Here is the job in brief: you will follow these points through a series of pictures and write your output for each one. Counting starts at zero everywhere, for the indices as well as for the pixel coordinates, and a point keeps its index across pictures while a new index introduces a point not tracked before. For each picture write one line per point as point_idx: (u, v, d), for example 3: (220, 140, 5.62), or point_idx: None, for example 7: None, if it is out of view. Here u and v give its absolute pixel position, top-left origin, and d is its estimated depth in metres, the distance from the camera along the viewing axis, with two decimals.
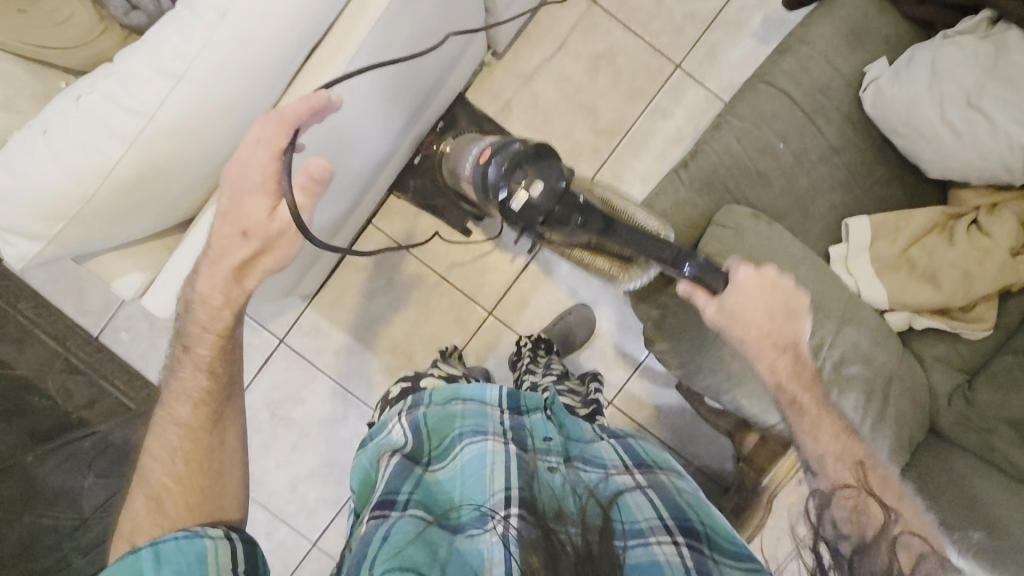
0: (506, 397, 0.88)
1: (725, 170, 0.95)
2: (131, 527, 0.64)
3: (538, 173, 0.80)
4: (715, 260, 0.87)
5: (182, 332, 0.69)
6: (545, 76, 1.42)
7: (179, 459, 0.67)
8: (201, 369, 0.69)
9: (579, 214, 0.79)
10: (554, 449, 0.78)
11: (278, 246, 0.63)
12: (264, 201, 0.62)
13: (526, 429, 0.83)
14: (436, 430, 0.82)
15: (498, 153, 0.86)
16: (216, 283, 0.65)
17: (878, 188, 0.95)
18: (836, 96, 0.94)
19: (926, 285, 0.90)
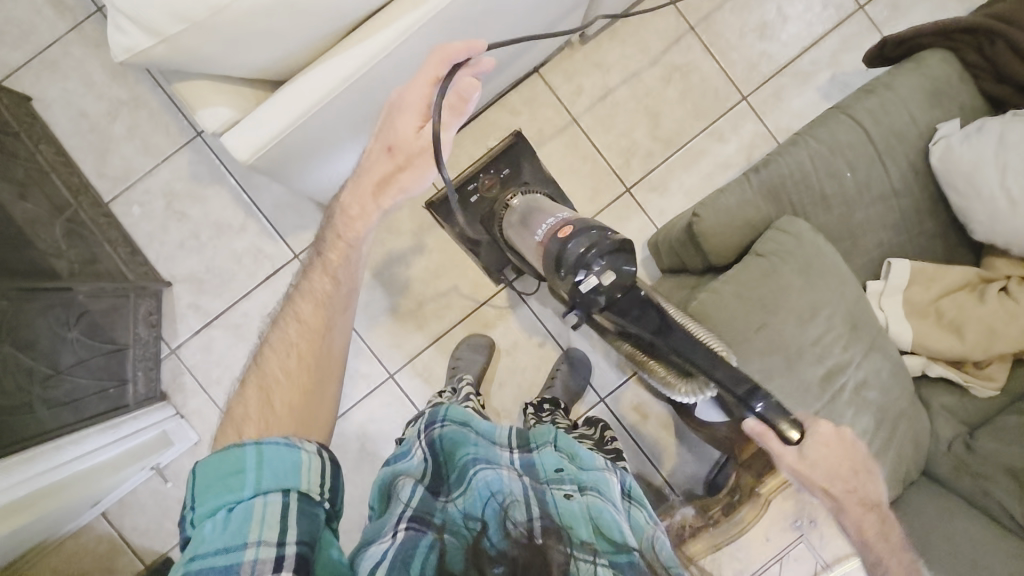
0: (515, 435, 0.86)
1: (792, 184, 0.99)
2: (243, 415, 0.66)
3: (614, 265, 0.80)
4: (772, 258, 0.89)
5: (320, 238, 0.76)
6: (621, 72, 1.47)
7: (292, 355, 0.71)
8: (327, 273, 0.75)
9: (637, 310, 0.81)
10: (568, 478, 0.76)
11: (417, 164, 0.70)
12: (414, 118, 0.69)
13: (537, 464, 0.80)
14: (452, 458, 0.78)
15: (579, 233, 0.81)
16: (359, 196, 0.72)
17: (922, 238, 1.01)
18: (907, 143, 1.00)
19: (950, 334, 0.95)
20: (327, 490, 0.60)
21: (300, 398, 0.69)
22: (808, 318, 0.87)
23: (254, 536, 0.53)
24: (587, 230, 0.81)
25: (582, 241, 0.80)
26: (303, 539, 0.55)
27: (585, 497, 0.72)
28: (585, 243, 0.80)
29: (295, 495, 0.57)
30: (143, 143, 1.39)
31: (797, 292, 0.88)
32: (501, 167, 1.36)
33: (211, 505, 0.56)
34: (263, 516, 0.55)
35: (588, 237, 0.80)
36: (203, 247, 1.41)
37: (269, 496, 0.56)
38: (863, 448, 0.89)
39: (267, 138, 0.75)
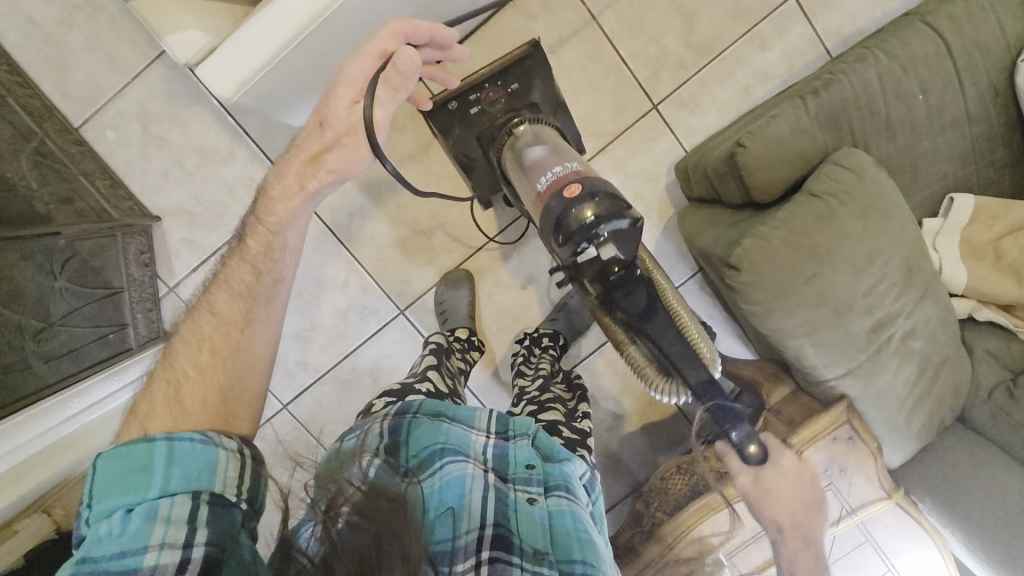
0: (495, 422, 0.74)
1: (854, 109, 0.87)
2: (148, 410, 0.63)
3: (618, 240, 0.70)
4: (830, 200, 0.80)
5: (246, 225, 0.75)
6: None
7: (205, 350, 0.68)
8: (247, 262, 0.73)
9: (630, 288, 0.74)
10: (535, 478, 0.66)
11: (347, 143, 0.68)
12: (348, 93, 0.66)
13: (509, 455, 0.70)
14: (419, 436, 0.68)
15: (583, 197, 0.71)
16: (290, 174, 0.71)
17: (990, 169, 0.91)
18: (992, 57, 0.86)
19: (1008, 279, 0.89)
20: (245, 490, 0.56)
21: (212, 396, 0.65)
22: (864, 268, 0.80)
23: (157, 536, 0.48)
24: (598, 198, 0.71)
25: (597, 209, 0.70)
26: (212, 539, 0.50)
27: (550, 500, 0.63)
28: (594, 209, 0.70)
29: (206, 498, 0.52)
30: (108, 56, 1.22)
31: (853, 241, 0.80)
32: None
33: (114, 502, 0.51)
34: (168, 516, 0.50)
35: (602, 205, 0.70)
36: (189, 178, 1.29)
37: (177, 497, 0.51)
38: (904, 397, 0.86)
39: (255, 68, 0.62)
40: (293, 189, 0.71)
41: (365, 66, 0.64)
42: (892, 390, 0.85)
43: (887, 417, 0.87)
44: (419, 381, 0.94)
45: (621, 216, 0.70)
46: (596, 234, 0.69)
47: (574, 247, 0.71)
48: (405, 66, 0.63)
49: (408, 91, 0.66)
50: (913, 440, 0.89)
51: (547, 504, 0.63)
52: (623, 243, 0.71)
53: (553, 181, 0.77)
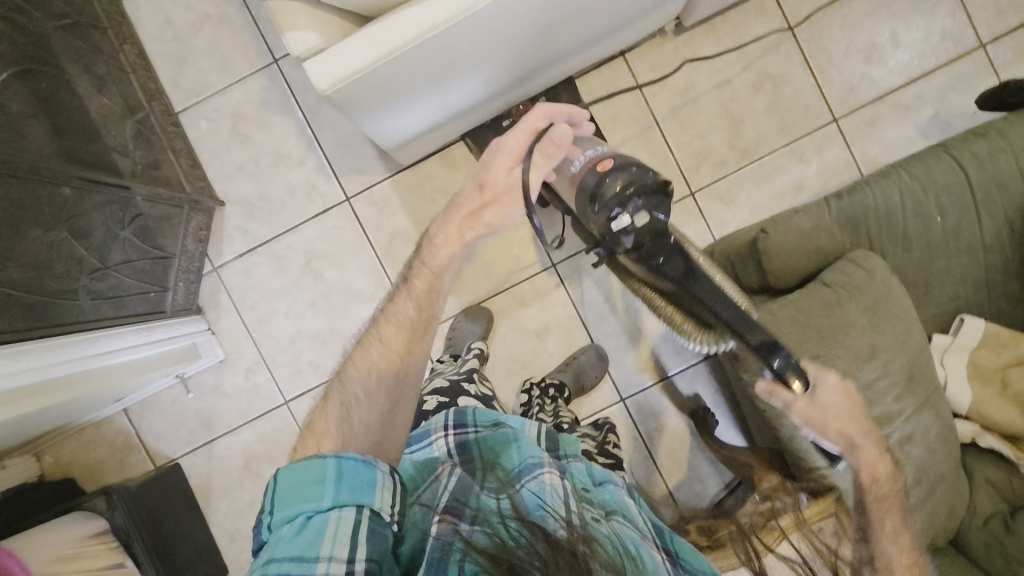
0: (545, 438, 0.80)
1: (873, 218, 0.93)
2: (324, 427, 0.67)
3: (649, 205, 0.75)
4: (838, 291, 0.85)
5: (409, 266, 0.79)
6: (710, 71, 1.40)
7: (371, 374, 0.72)
8: (412, 299, 0.76)
9: (664, 256, 0.78)
10: (599, 500, 0.66)
11: (503, 201, 0.76)
12: (505, 160, 0.75)
13: (570, 476, 0.70)
14: (489, 455, 0.71)
15: (617, 169, 0.76)
16: (453, 223, 0.76)
17: (1003, 299, 0.94)
18: (1009, 197, 0.93)
19: (1011, 408, 0.89)
20: (395, 511, 0.57)
21: (377, 425, 0.69)
22: (864, 361, 0.83)
23: (326, 550, 0.50)
24: (623, 170, 0.76)
25: (623, 171, 0.75)
26: (372, 556, 0.51)
27: (613, 522, 0.61)
28: (622, 180, 0.75)
29: (367, 512, 0.54)
30: (222, 60, 1.40)
31: (857, 332, 0.83)
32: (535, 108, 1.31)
33: (291, 511, 0.54)
34: (334, 532, 0.52)
35: (625, 167, 0.75)
36: (260, 174, 1.42)
37: (343, 509, 0.54)
38: None
39: (352, 70, 0.73)
40: (452, 239, 0.76)
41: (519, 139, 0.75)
42: None
43: None
44: (465, 380, 1.02)
45: (643, 179, 0.74)
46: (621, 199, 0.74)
47: (608, 214, 0.75)
48: (559, 138, 0.76)
49: (558, 159, 0.77)
50: None
51: (616, 526, 0.61)
52: (648, 204, 0.75)
53: (587, 163, 0.81)
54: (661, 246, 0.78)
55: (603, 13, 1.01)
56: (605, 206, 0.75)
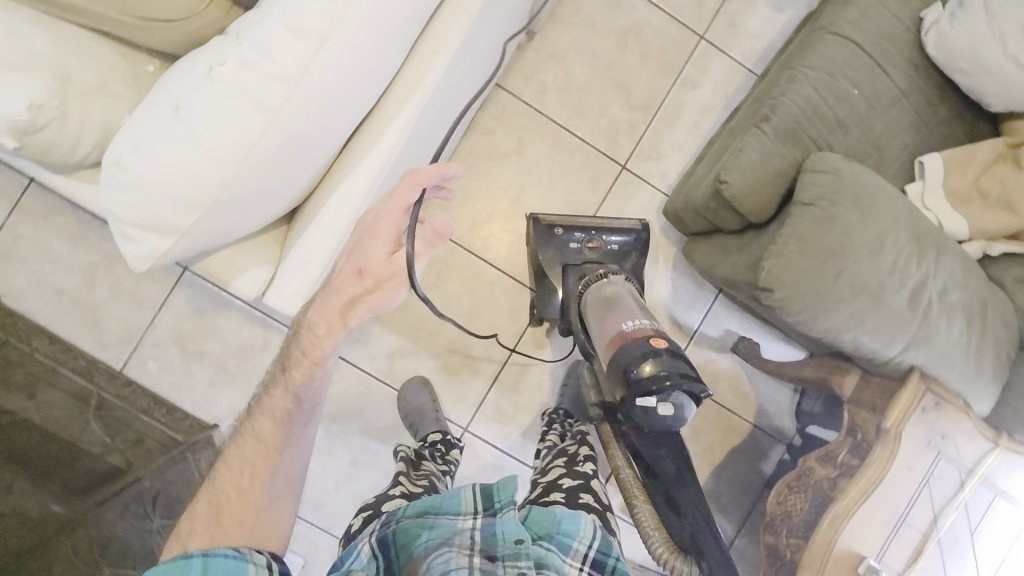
0: (481, 498, 0.69)
1: (806, 120, 0.97)
2: (190, 527, 0.66)
3: (680, 394, 0.82)
4: (823, 203, 0.89)
5: (286, 355, 0.71)
6: (576, 55, 1.42)
7: (246, 475, 0.69)
8: (289, 393, 0.71)
9: (668, 450, 0.94)
10: (525, 555, 0.63)
11: (386, 287, 0.62)
12: (384, 243, 0.61)
13: (496, 534, 0.65)
14: (409, 542, 0.65)
15: (665, 352, 0.84)
16: (324, 317, 0.65)
17: (941, 126, 1.01)
18: (898, 41, 0.99)
19: (1002, 212, 0.96)
20: None
21: (246, 518, 0.66)
22: (878, 250, 0.87)
23: None
24: (669, 357, 0.83)
25: (665, 362, 0.83)
26: None
27: None
28: (654, 366, 0.82)
29: None
30: (132, 298, 1.26)
31: (859, 228, 0.87)
32: (610, 238, 1.18)
33: None
34: None
35: (672, 361, 0.83)
36: (236, 379, 1.29)
37: None
38: (966, 350, 0.91)
39: (315, 278, 0.71)
40: (333, 330, 0.65)
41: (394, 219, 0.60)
42: (953, 347, 0.90)
43: (961, 373, 0.91)
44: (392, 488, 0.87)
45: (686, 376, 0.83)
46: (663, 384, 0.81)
47: (636, 396, 0.83)
48: (438, 229, 0.63)
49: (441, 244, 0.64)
50: (993, 385, 0.93)
51: None
52: (682, 394, 0.83)
53: (637, 329, 0.89)
54: (660, 429, 0.87)
55: (485, 67, 0.99)
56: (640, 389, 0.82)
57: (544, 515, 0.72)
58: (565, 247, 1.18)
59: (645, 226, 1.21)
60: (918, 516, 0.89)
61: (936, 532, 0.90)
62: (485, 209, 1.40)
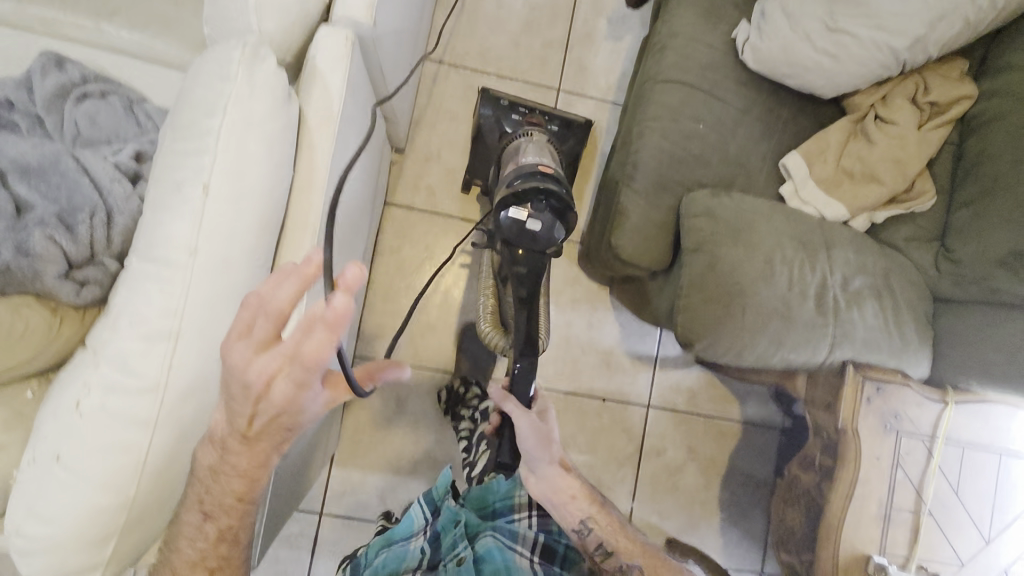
0: (426, 507, 0.97)
1: (667, 167, 1.01)
2: None
3: (552, 213, 0.79)
4: (708, 246, 0.92)
5: (193, 494, 0.62)
6: (451, 147, 1.45)
7: None
8: (214, 542, 0.63)
9: (522, 266, 0.80)
10: (461, 536, 0.87)
11: (298, 398, 0.52)
12: (267, 361, 0.48)
13: (440, 529, 0.91)
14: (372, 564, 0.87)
15: (536, 175, 0.82)
16: (237, 447, 0.56)
17: (789, 125, 1.06)
18: (722, 67, 1.04)
19: (871, 185, 1.00)
20: None
21: None
22: (771, 272, 0.91)
23: None
24: (530, 178, 0.81)
25: (529, 207, 0.79)
26: None
27: (477, 544, 0.85)
28: (528, 208, 0.78)
29: None
30: None
31: (748, 259, 0.91)
32: (552, 120, 1.21)
33: None
34: None
35: (538, 204, 0.79)
36: None
37: None
38: (886, 330, 0.94)
39: None
40: (245, 455, 0.57)
41: (274, 321, 0.47)
42: (873, 331, 0.94)
43: (889, 350, 0.94)
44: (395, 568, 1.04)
45: (552, 207, 0.79)
46: (527, 197, 0.79)
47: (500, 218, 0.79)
48: (335, 320, 0.45)
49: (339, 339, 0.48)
50: (923, 348, 0.97)
51: (486, 541, 0.85)
52: (541, 208, 0.79)
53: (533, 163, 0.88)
54: (536, 263, 0.81)
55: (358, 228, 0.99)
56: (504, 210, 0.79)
57: (476, 494, 0.97)
58: (505, 130, 1.18)
59: (589, 122, 1.23)
60: (903, 496, 0.93)
61: (925, 504, 0.93)
62: (419, 322, 1.41)
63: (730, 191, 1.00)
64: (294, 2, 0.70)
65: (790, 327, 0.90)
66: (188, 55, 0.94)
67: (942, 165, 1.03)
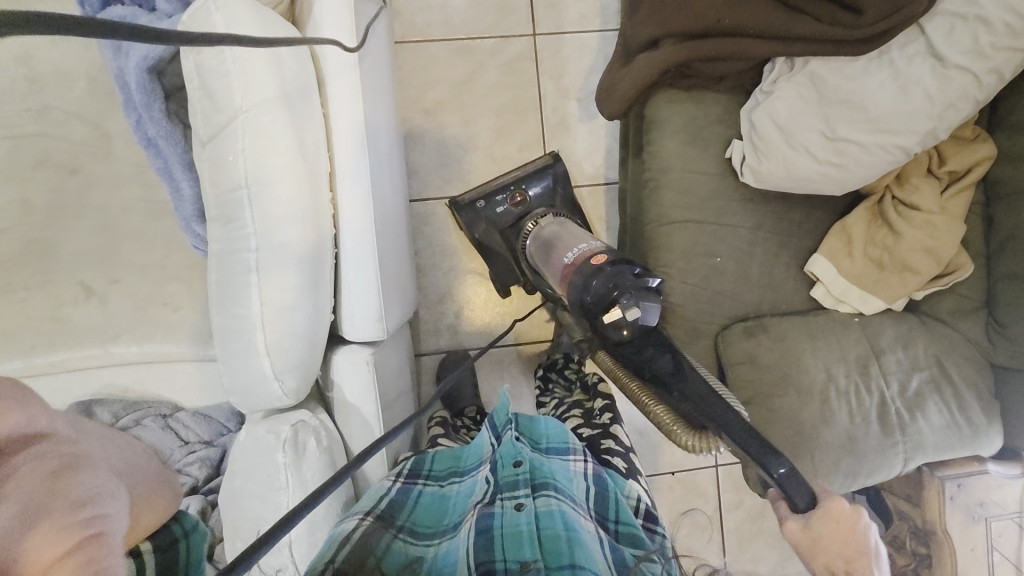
0: (492, 433, 0.91)
1: (694, 311, 0.98)
2: None
3: (642, 298, 0.72)
4: (757, 400, 0.92)
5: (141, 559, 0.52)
6: (458, 281, 1.41)
7: None
8: None
9: (650, 350, 0.73)
10: (522, 479, 0.79)
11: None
12: None
13: (499, 459, 0.84)
14: (439, 466, 0.91)
15: (616, 264, 0.76)
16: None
17: (805, 226, 1.01)
18: (722, 191, 0.99)
19: (905, 275, 0.96)
20: None
21: None
22: (829, 411, 0.90)
23: None
24: (633, 285, 0.73)
25: (610, 274, 0.75)
26: None
27: (540, 500, 0.75)
28: (624, 306, 0.71)
29: None
30: None
31: (802, 405, 0.91)
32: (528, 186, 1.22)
33: None
34: None
35: (617, 269, 0.75)
36: None
37: None
38: (955, 425, 0.93)
39: None
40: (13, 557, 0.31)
41: None
42: (942, 431, 0.92)
43: (963, 443, 0.93)
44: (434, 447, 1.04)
45: (621, 267, 0.76)
46: (613, 299, 0.73)
47: (600, 309, 0.74)
48: None
49: None
50: (994, 425, 0.95)
51: (548, 501, 0.75)
52: (648, 293, 0.73)
53: (587, 256, 0.84)
54: (673, 364, 0.72)
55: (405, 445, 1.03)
56: (608, 297, 0.73)
57: (555, 432, 0.93)
58: (491, 211, 1.21)
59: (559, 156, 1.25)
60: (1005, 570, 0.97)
61: None
62: None
63: (761, 321, 0.98)
64: (307, 353, 0.70)
65: (861, 458, 0.90)
66: (201, 351, 0.91)
67: (973, 226, 0.98)
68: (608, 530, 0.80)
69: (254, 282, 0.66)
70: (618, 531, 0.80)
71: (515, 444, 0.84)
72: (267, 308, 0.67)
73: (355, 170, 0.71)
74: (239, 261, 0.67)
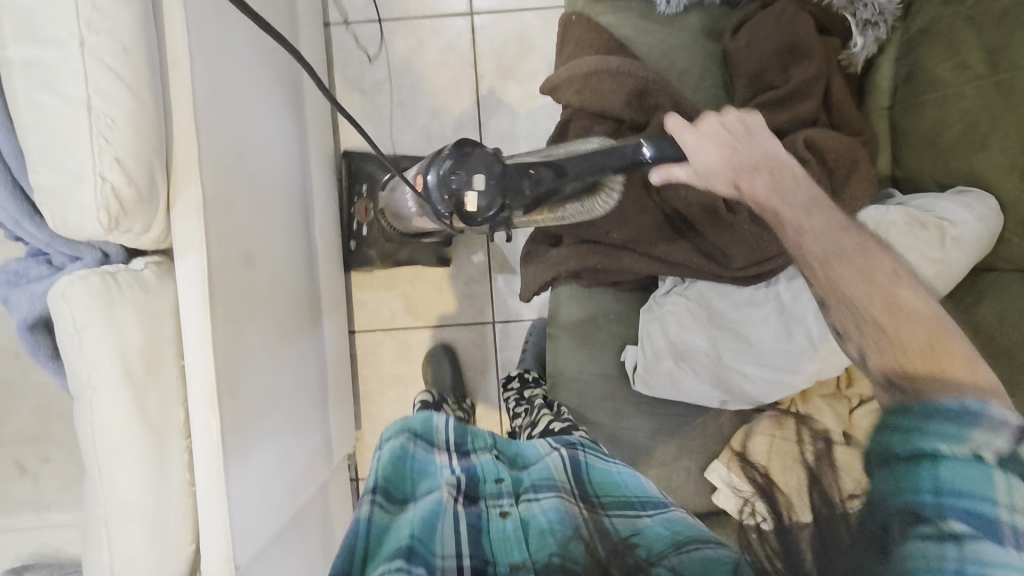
0: (452, 433, 0.89)
1: None
2: None
3: (474, 168, 0.83)
4: None
5: None
6: (404, 408, 1.48)
7: None
8: None
9: (527, 176, 0.81)
10: (506, 490, 0.76)
11: None
12: None
13: (477, 470, 0.81)
14: (401, 429, 0.85)
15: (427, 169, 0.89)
16: None
17: (708, 430, 0.97)
18: (618, 394, 0.98)
19: None
20: None
21: None
22: None
23: None
24: (432, 164, 0.88)
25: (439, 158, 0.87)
26: None
27: (521, 506, 0.72)
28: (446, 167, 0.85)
29: None
30: None
31: None
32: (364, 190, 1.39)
33: None
34: None
35: (443, 155, 0.87)
36: None
37: None
38: None
39: None
40: None
41: None
42: None
43: None
44: None
45: (451, 156, 0.85)
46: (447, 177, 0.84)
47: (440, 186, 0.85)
48: None
49: None
50: None
51: (529, 502, 0.72)
52: (473, 164, 0.83)
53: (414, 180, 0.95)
54: (518, 174, 0.82)
55: None
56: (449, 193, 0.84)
57: (509, 445, 0.91)
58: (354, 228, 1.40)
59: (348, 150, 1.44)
60: None
61: None
62: None
63: None
64: None
65: None
66: None
67: None
68: (595, 507, 0.69)
69: (104, 535, 0.73)
70: (606, 507, 0.69)
71: (493, 461, 0.83)
72: (115, 557, 0.73)
73: (204, 427, 0.77)
74: (93, 512, 0.73)
